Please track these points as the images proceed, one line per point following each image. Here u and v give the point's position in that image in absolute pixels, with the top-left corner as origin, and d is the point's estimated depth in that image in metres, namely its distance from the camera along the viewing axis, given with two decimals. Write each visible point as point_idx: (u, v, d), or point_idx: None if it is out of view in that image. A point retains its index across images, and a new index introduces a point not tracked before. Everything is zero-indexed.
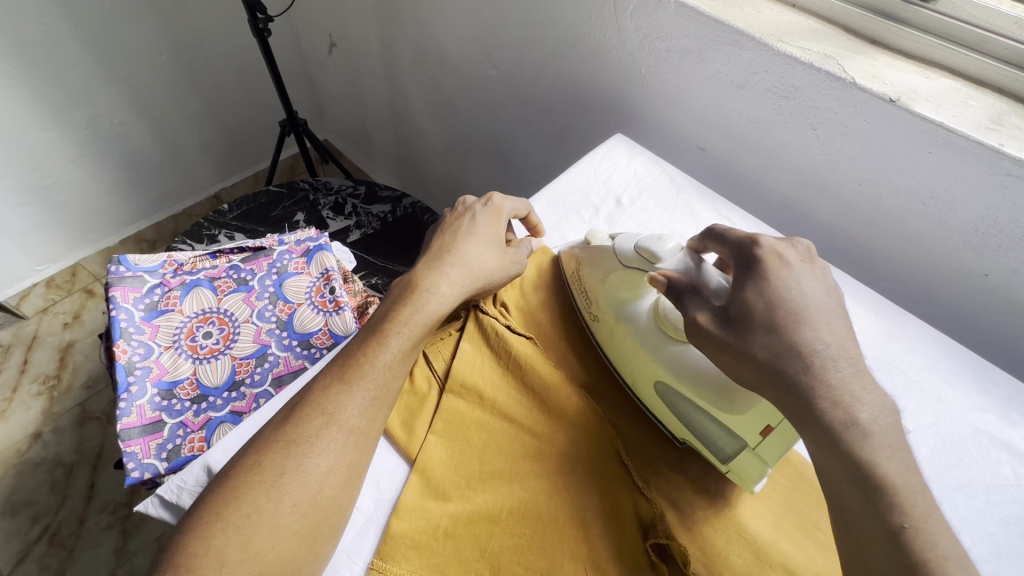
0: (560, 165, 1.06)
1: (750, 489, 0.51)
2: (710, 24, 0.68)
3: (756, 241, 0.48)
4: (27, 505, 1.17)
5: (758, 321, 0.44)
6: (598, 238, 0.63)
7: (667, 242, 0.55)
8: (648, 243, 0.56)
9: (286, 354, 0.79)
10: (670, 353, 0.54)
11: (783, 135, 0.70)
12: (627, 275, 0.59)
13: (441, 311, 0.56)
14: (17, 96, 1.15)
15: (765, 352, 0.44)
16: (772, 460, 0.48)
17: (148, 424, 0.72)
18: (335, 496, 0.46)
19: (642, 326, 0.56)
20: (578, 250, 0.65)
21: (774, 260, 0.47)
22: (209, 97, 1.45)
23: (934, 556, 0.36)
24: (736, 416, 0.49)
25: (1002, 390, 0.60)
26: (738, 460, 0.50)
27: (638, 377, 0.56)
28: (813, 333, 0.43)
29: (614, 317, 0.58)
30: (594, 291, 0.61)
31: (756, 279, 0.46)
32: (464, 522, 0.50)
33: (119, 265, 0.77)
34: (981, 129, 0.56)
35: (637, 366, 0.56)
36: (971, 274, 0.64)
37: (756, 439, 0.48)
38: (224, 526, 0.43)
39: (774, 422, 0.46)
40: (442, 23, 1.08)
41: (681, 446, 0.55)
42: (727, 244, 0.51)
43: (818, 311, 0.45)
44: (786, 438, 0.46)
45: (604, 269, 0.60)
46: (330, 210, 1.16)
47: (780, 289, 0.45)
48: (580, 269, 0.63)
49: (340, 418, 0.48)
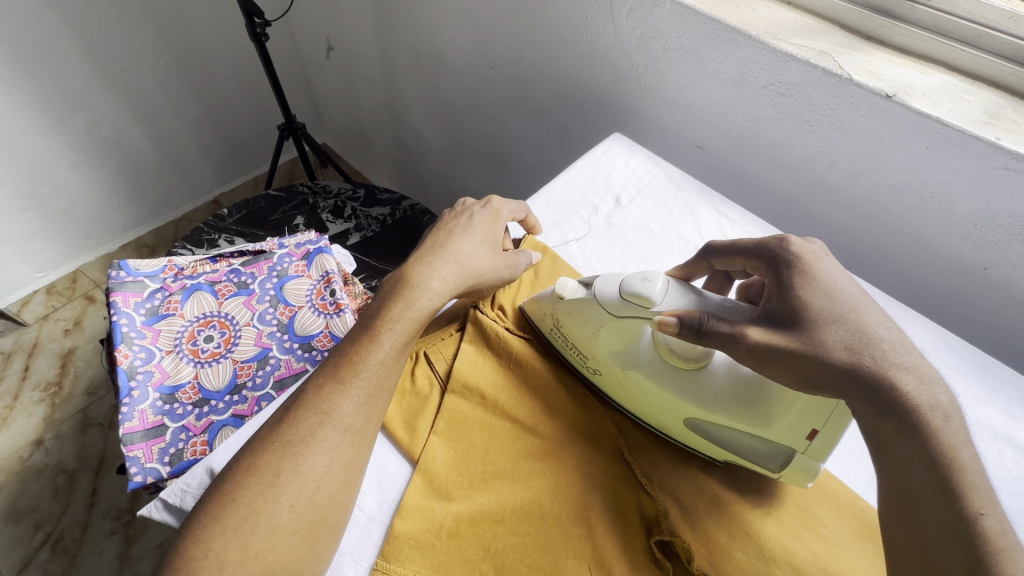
0: (556, 165, 1.06)
1: (802, 485, 0.51)
2: (706, 22, 0.68)
3: (783, 241, 0.49)
4: (30, 511, 1.17)
5: (818, 316, 0.44)
6: (569, 290, 0.57)
7: (656, 283, 0.51)
8: (635, 287, 0.51)
9: (287, 357, 0.78)
10: (695, 382, 0.52)
11: (780, 133, 0.71)
12: (616, 325, 0.55)
13: (431, 306, 0.55)
14: (17, 103, 1.15)
15: (840, 347, 0.42)
16: (822, 457, 0.48)
17: (151, 428, 0.72)
18: (333, 494, 0.46)
19: (649, 367, 0.54)
20: (550, 301, 0.59)
21: (811, 255, 0.48)
22: (208, 102, 1.45)
23: (1004, 546, 0.35)
24: (778, 425, 0.48)
25: (1002, 383, 0.60)
26: (789, 465, 0.50)
27: (663, 418, 0.54)
28: (873, 320, 0.44)
29: (619, 367, 0.55)
30: (586, 345, 0.57)
31: (804, 273, 0.46)
32: (467, 521, 0.50)
33: (120, 271, 0.79)
34: (977, 124, 0.56)
35: (661, 409, 0.53)
36: (971, 269, 0.65)
37: (804, 443, 0.48)
38: (222, 529, 0.43)
39: (820, 424, 0.47)
40: (439, 25, 1.08)
41: (721, 464, 0.54)
42: (745, 252, 0.52)
43: (865, 298, 0.46)
44: (832, 437, 0.47)
45: (591, 324, 0.56)
46: (329, 213, 1.16)
47: (828, 281, 0.46)
48: (562, 321, 0.58)
49: (336, 416, 0.48)
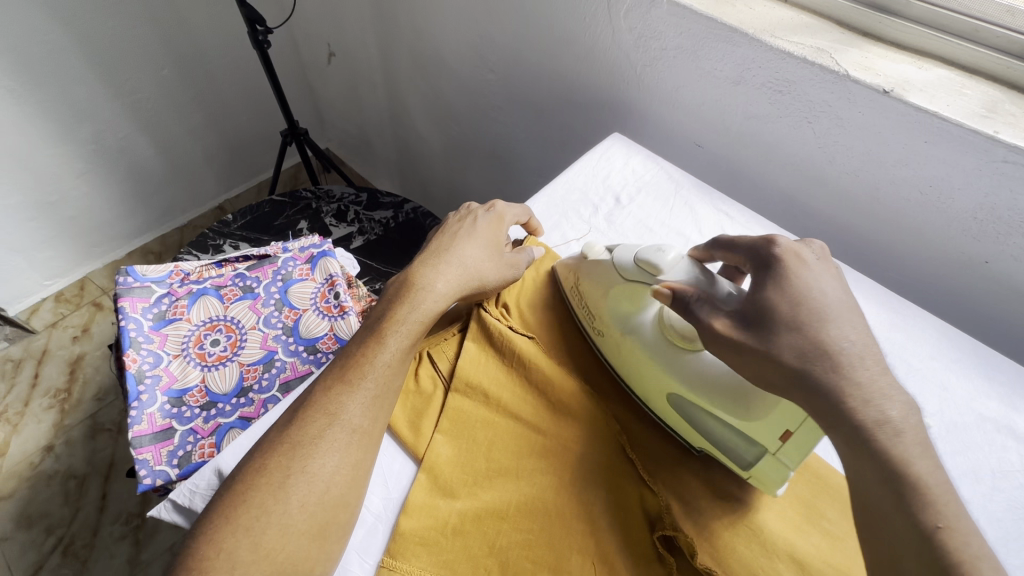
0: (559, 165, 1.06)
1: (773, 491, 0.50)
2: (704, 21, 0.69)
3: (772, 242, 0.49)
4: (41, 517, 1.18)
5: (780, 319, 0.44)
6: (594, 251, 0.62)
7: (668, 253, 0.53)
8: (648, 255, 0.54)
9: (293, 360, 0.79)
10: (682, 363, 0.53)
11: (778, 130, 0.71)
12: (626, 289, 0.58)
13: (437, 308, 0.56)
14: (25, 113, 1.17)
15: (791, 354, 0.43)
16: (795, 463, 0.47)
17: (159, 431, 0.73)
18: (342, 494, 0.47)
19: (647, 338, 0.56)
20: (574, 262, 0.63)
21: (794, 259, 0.47)
22: (211, 109, 1.46)
23: (968, 557, 0.35)
24: (755, 422, 0.48)
25: (1005, 376, 0.60)
26: (759, 465, 0.49)
27: (650, 390, 0.55)
28: (837, 331, 0.43)
29: (619, 331, 0.57)
30: (595, 304, 0.60)
31: (779, 278, 0.46)
32: (472, 519, 0.50)
33: (127, 277, 0.80)
34: (975, 118, 0.57)
35: (649, 381, 0.55)
36: (973, 263, 0.65)
37: (776, 443, 0.47)
38: (235, 529, 0.43)
39: (793, 426, 0.46)
40: (439, 29, 1.09)
41: (699, 454, 0.54)
42: (741, 249, 0.52)
43: (838, 308, 0.45)
44: (806, 444, 0.46)
45: (603, 283, 0.59)
46: (333, 217, 1.17)
47: (800, 288, 0.45)
48: (581, 282, 0.62)
49: (343, 418, 0.49)
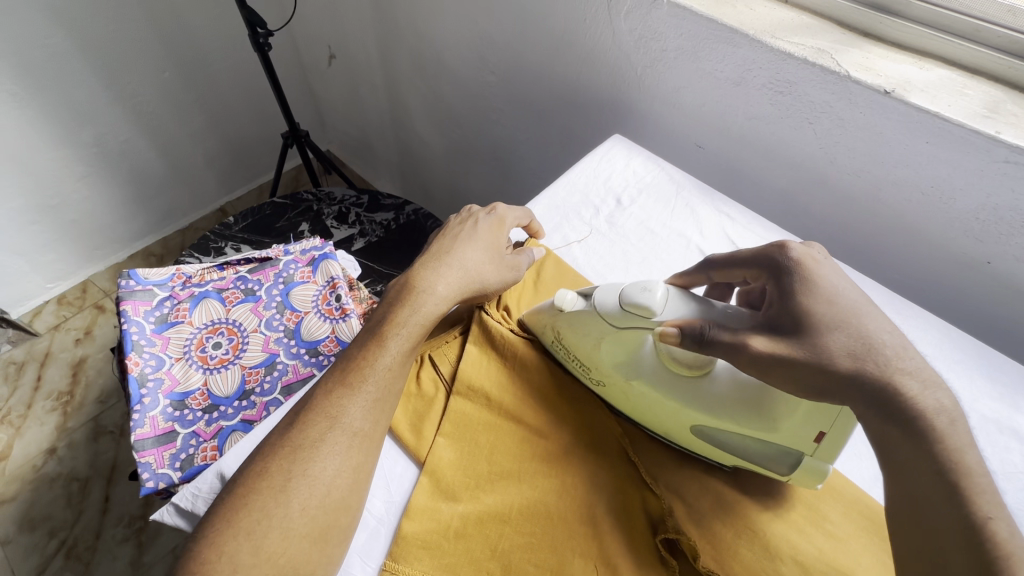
0: (557, 166, 1.07)
1: (813, 488, 0.50)
2: (703, 22, 0.69)
3: (783, 247, 0.50)
4: (44, 520, 1.18)
5: (820, 321, 0.44)
6: (569, 300, 0.56)
7: (656, 291, 0.50)
8: (635, 297, 0.51)
9: (294, 362, 0.79)
10: (702, 393, 0.51)
11: (779, 130, 0.71)
12: (617, 337, 0.54)
13: (438, 312, 0.56)
14: (27, 117, 1.17)
15: (844, 354, 0.43)
16: (830, 460, 0.48)
17: (162, 435, 0.73)
18: (343, 497, 0.47)
19: (656, 378, 0.53)
20: (550, 313, 0.57)
21: (810, 260, 0.48)
22: (212, 112, 1.46)
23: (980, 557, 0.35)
24: (785, 428, 0.48)
25: (1009, 377, 0.60)
26: (798, 468, 0.49)
27: (670, 425, 0.53)
28: (873, 326, 0.44)
29: (624, 378, 0.54)
30: (587, 356, 0.56)
31: (804, 279, 0.47)
32: (474, 522, 0.50)
33: (129, 280, 0.80)
34: (976, 118, 0.57)
35: (668, 418, 0.53)
36: (975, 263, 0.64)
37: (812, 446, 0.48)
38: (236, 532, 0.43)
39: (827, 425, 0.47)
40: (439, 31, 1.09)
41: (730, 469, 0.54)
42: (745, 262, 0.53)
43: (864, 304, 0.46)
44: (840, 439, 0.47)
45: (591, 334, 0.55)
46: (334, 219, 1.17)
47: (826, 288, 0.46)
48: (563, 333, 0.57)
49: (344, 421, 0.49)
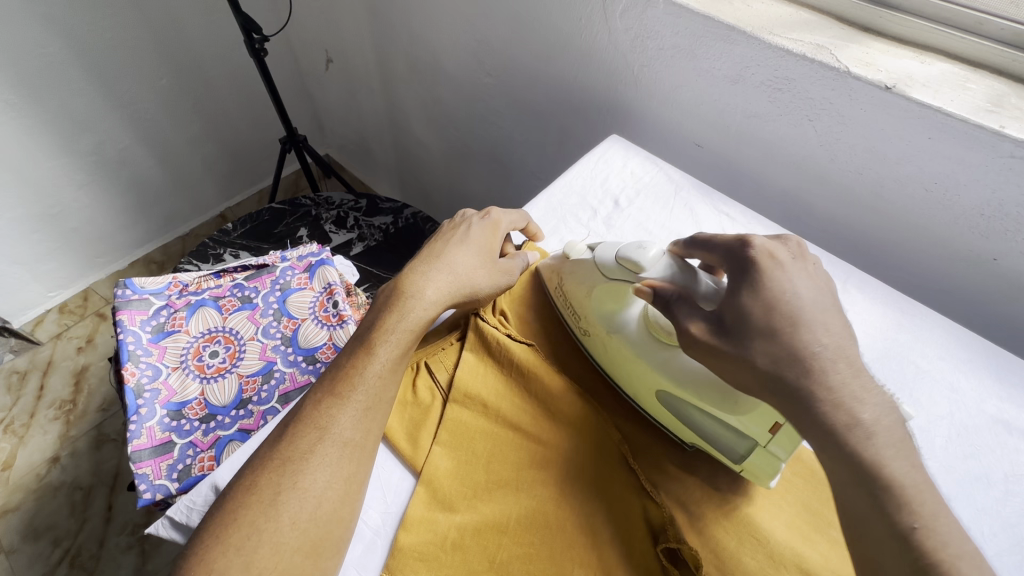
0: (557, 167, 1.06)
1: (766, 485, 0.50)
2: (700, 20, 0.68)
3: (747, 243, 0.48)
4: (49, 529, 1.18)
5: (755, 326, 0.43)
6: (576, 251, 0.60)
7: (649, 250, 0.51)
8: (629, 252, 0.52)
9: (292, 370, 0.79)
10: (670, 359, 0.53)
11: (779, 127, 0.70)
12: (609, 289, 0.57)
13: (427, 316, 0.55)
14: (24, 126, 1.17)
15: (766, 359, 0.42)
16: (785, 455, 0.47)
17: (159, 445, 0.72)
18: (335, 510, 0.46)
19: (634, 337, 0.56)
20: (557, 262, 0.62)
21: (768, 260, 0.46)
22: (209, 117, 1.46)
23: (966, 554, 0.35)
24: (742, 416, 0.48)
25: (1018, 375, 0.59)
26: (752, 459, 0.49)
27: (638, 388, 0.55)
28: (811, 336, 0.42)
29: (605, 330, 0.57)
30: (580, 303, 0.59)
31: (753, 281, 0.45)
32: (472, 532, 0.50)
33: (126, 289, 0.80)
34: (980, 112, 0.55)
35: (636, 379, 0.55)
36: (981, 260, 0.63)
37: (765, 436, 0.47)
38: (225, 548, 0.43)
39: (780, 420, 0.45)
40: (435, 33, 1.08)
41: (691, 449, 0.54)
42: (717, 249, 0.50)
43: (814, 310, 0.44)
44: (793, 436, 0.46)
45: (586, 284, 0.58)
46: (332, 224, 1.17)
47: (775, 289, 0.44)
48: (564, 282, 0.61)
49: (334, 431, 0.48)
